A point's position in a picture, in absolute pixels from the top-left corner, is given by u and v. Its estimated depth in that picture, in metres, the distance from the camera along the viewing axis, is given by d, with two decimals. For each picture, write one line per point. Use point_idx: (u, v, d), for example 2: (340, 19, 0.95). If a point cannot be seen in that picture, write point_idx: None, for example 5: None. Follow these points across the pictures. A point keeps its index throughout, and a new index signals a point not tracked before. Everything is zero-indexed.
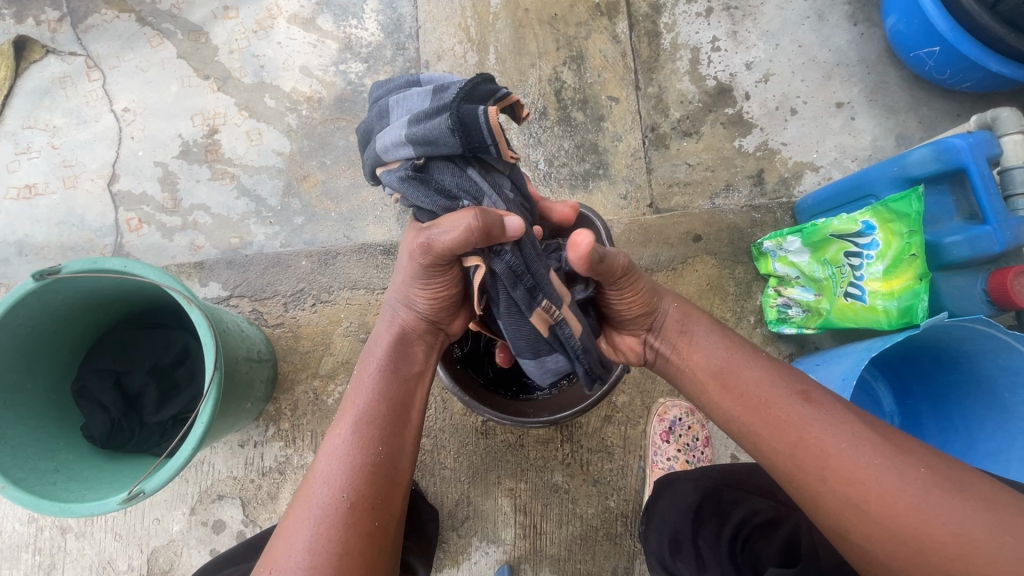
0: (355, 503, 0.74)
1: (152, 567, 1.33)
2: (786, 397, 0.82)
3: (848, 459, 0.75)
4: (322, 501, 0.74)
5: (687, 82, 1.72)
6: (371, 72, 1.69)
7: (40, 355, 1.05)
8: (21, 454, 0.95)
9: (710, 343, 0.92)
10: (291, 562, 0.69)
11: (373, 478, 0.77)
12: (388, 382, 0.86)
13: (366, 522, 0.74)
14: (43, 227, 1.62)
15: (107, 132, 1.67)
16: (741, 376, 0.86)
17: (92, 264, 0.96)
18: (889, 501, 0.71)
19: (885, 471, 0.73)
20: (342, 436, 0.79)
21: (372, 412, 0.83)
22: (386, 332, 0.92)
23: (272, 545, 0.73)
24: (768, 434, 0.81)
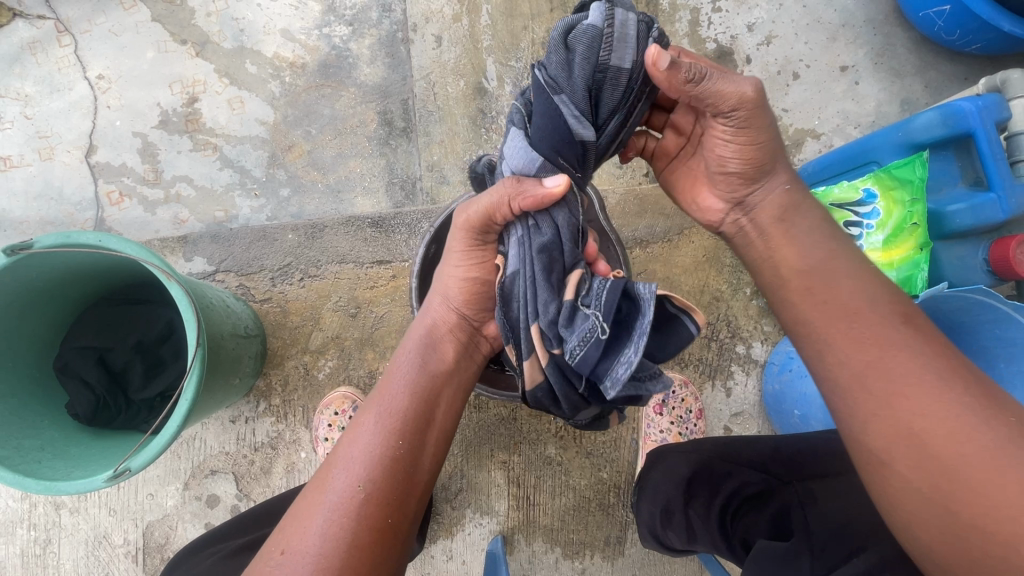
0: (370, 493, 0.71)
1: (147, 541, 1.34)
2: (875, 322, 0.73)
3: (914, 396, 0.66)
4: (340, 487, 0.72)
5: (686, 45, 1.65)
6: (356, 35, 1.62)
7: (18, 333, 1.03)
8: (3, 433, 0.94)
9: (807, 233, 0.85)
10: (300, 545, 0.67)
11: (391, 469, 0.74)
12: (419, 380, 0.84)
13: (378, 517, 0.70)
14: (20, 201, 1.57)
15: (82, 101, 1.60)
16: (834, 284, 0.79)
17: (65, 239, 0.92)
18: (956, 443, 0.63)
19: (963, 420, 0.63)
20: (369, 425, 0.78)
21: (398, 403, 0.81)
22: (416, 332, 0.91)
23: (282, 528, 0.71)
24: (844, 347, 0.74)
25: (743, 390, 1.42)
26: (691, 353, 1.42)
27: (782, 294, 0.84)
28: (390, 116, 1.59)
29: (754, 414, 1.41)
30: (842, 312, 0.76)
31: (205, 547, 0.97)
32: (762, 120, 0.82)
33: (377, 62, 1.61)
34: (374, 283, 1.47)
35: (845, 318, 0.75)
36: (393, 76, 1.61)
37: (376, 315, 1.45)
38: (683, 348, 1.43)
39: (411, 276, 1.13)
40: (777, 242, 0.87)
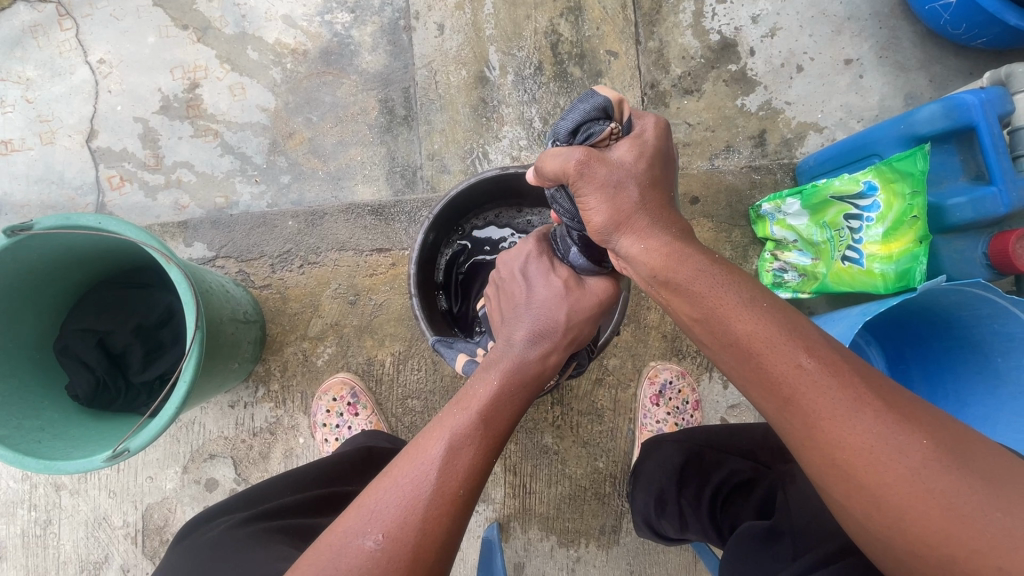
0: (468, 499, 0.68)
1: (146, 523, 1.35)
2: (783, 356, 0.64)
3: (834, 430, 0.60)
4: (442, 485, 0.67)
5: (689, 37, 1.66)
6: (358, 23, 1.61)
7: (20, 314, 1.03)
8: (4, 412, 0.95)
9: (694, 271, 0.69)
10: (400, 532, 0.64)
11: (487, 478, 0.71)
12: (522, 392, 0.78)
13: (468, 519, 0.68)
14: (22, 184, 1.58)
15: (83, 85, 1.60)
16: (729, 321, 0.67)
17: (66, 220, 0.92)
18: (876, 475, 0.58)
19: (885, 450, 0.58)
20: (470, 425, 0.72)
21: (500, 412, 0.75)
22: (532, 345, 0.82)
23: (371, 509, 0.66)
24: (756, 389, 0.66)
25: None
26: (689, 345, 1.42)
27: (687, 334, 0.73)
28: (391, 104, 1.59)
29: (751, 406, 1.41)
30: (745, 347, 0.66)
31: (216, 516, 1.00)
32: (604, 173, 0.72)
33: (379, 49, 1.61)
34: (373, 271, 1.47)
35: (750, 356, 0.66)
36: (395, 63, 1.60)
37: (375, 302, 1.45)
38: (681, 340, 1.43)
39: (410, 265, 1.11)
40: (668, 295, 0.72)
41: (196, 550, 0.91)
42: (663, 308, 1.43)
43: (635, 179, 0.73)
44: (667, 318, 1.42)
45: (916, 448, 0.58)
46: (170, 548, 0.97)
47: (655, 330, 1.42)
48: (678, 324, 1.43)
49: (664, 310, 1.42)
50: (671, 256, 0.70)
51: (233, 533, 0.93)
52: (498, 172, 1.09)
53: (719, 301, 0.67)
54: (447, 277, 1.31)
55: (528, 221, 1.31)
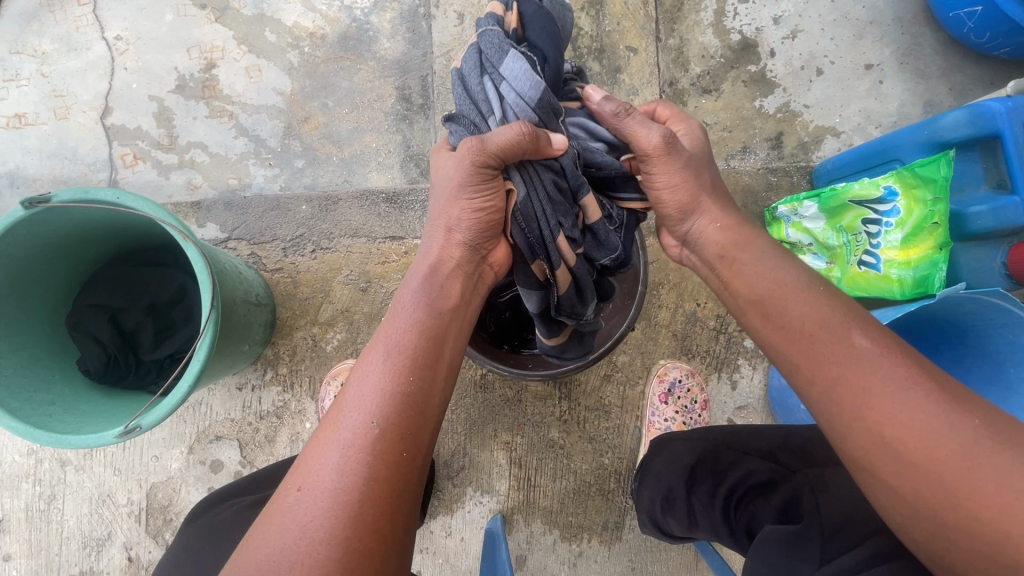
0: (383, 431, 0.68)
1: (151, 502, 1.35)
2: (838, 334, 0.71)
3: (887, 401, 0.66)
4: (351, 425, 0.69)
5: (710, 36, 1.66)
6: (377, 9, 1.61)
7: (33, 287, 1.03)
8: (15, 385, 0.94)
9: (755, 261, 0.81)
10: (315, 483, 0.65)
11: (403, 406, 0.70)
12: (423, 314, 0.79)
13: (394, 451, 0.68)
14: (35, 158, 1.57)
15: (99, 61, 1.59)
16: (786, 303, 0.77)
17: (83, 194, 0.92)
18: (925, 446, 0.62)
19: (935, 421, 0.63)
20: (374, 363, 0.73)
21: (405, 340, 0.76)
22: (421, 264, 0.85)
23: (293, 468, 0.68)
24: (805, 367, 0.73)
25: (749, 383, 1.42)
26: (699, 344, 1.42)
27: (744, 321, 0.83)
28: (408, 92, 1.58)
29: (759, 408, 1.41)
30: (797, 326, 0.74)
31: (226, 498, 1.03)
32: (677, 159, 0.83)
33: (398, 37, 1.60)
34: (386, 259, 1.47)
35: (803, 336, 0.74)
36: (414, 51, 1.60)
37: (386, 290, 1.45)
38: (691, 339, 1.43)
39: None
40: (727, 275, 0.84)
41: (206, 533, 0.95)
42: (674, 306, 1.43)
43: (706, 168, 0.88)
44: (678, 317, 1.42)
45: (965, 423, 0.62)
46: (182, 528, 1.00)
47: (666, 328, 1.42)
48: (689, 323, 1.43)
49: (675, 309, 1.42)
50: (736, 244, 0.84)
51: (248, 512, 0.97)
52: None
53: (778, 288, 0.78)
54: None
55: None
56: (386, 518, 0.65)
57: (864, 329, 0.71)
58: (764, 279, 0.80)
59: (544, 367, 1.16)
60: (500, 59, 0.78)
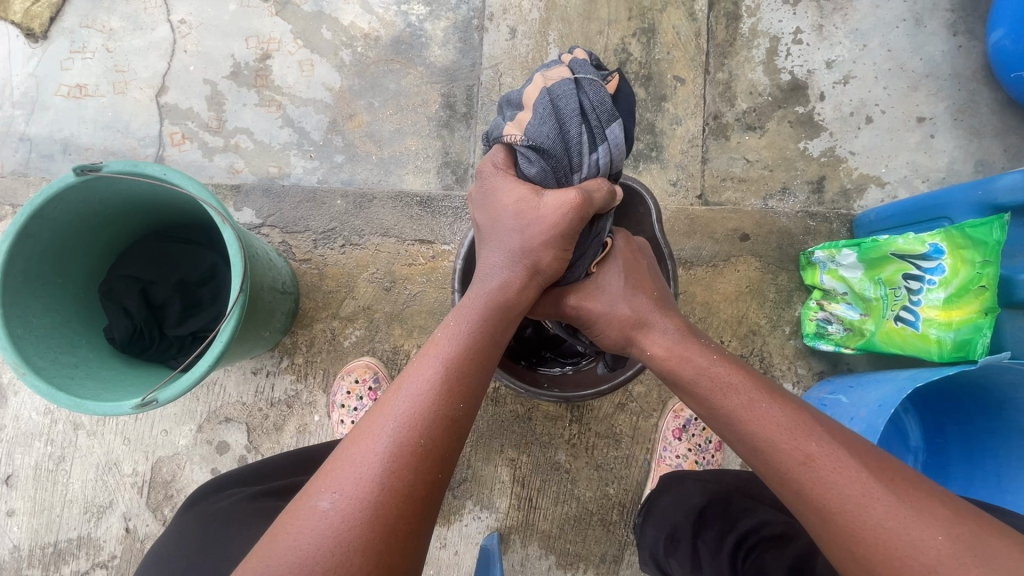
0: (426, 451, 0.69)
1: (154, 476, 1.35)
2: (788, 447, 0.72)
3: (855, 515, 0.65)
4: (395, 436, 0.69)
5: (760, 73, 1.65)
6: (432, 17, 1.64)
7: (73, 252, 1.05)
8: (44, 344, 0.96)
9: (702, 367, 0.83)
10: (355, 491, 0.65)
11: (448, 429, 0.72)
12: (477, 339, 0.80)
13: (432, 472, 0.69)
14: (89, 129, 1.62)
15: (161, 42, 1.65)
16: (731, 414, 0.78)
17: (133, 167, 0.95)
18: (895, 566, 0.62)
19: (902, 537, 0.62)
20: (426, 379, 0.75)
21: (458, 361, 0.78)
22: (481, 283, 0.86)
23: (326, 470, 0.68)
24: (771, 481, 0.73)
25: None
26: None
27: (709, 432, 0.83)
28: (453, 100, 1.60)
29: None
30: (750, 438, 0.75)
31: (228, 486, 1.04)
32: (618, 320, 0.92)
33: (449, 45, 1.63)
34: (413, 261, 1.47)
35: (758, 450, 0.74)
36: (463, 60, 1.62)
37: (410, 292, 1.45)
38: None
39: (457, 260, 1.11)
40: (677, 391, 0.87)
41: (205, 522, 0.94)
42: None
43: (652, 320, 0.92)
44: None
45: (932, 536, 0.62)
46: (177, 513, 0.99)
47: None
48: None
49: None
50: (677, 361, 0.86)
51: (247, 505, 0.99)
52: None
53: (718, 388, 0.81)
54: None
55: None
56: (406, 545, 0.64)
57: (812, 435, 0.72)
58: (705, 389, 0.82)
59: (559, 388, 1.12)
60: (606, 122, 0.88)
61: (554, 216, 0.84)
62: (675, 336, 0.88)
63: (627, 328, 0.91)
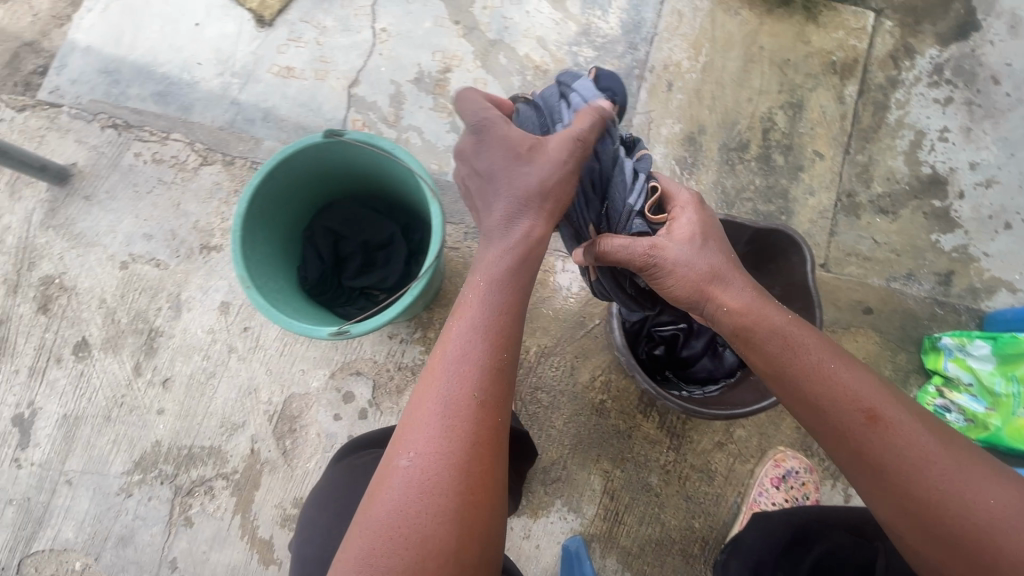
0: (473, 405, 0.82)
1: (285, 409, 1.50)
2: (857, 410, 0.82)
3: (914, 468, 0.77)
4: (444, 399, 0.83)
5: (900, 162, 1.72)
6: (598, 60, 1.83)
7: (296, 198, 1.26)
8: (262, 268, 1.15)
9: (776, 319, 0.90)
10: (423, 449, 0.80)
11: (491, 382, 0.85)
12: (495, 299, 0.90)
13: (491, 419, 0.83)
14: (289, 104, 1.86)
15: (363, 43, 1.91)
16: (803, 370, 0.86)
17: (369, 138, 1.14)
18: (947, 516, 0.75)
19: (958, 488, 0.75)
20: (462, 347, 0.87)
21: (490, 324, 0.89)
22: (502, 246, 0.94)
23: (399, 436, 0.84)
24: (827, 436, 0.84)
25: None
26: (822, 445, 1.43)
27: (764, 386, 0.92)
28: None
29: None
30: (812, 398, 0.85)
31: (368, 445, 1.18)
32: (679, 258, 0.94)
33: None
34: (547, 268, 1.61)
35: (819, 409, 0.84)
36: None
37: None
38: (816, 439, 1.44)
39: None
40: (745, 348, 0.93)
41: (350, 480, 1.09)
42: None
43: (720, 263, 0.94)
44: None
45: (991, 492, 0.74)
46: (330, 466, 1.16)
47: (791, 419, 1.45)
48: None
49: None
50: (750, 323, 0.91)
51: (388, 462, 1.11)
52: (728, 219, 1.17)
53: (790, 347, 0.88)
54: None
55: None
56: (490, 462, 0.82)
57: (888, 402, 0.82)
58: (777, 347, 0.89)
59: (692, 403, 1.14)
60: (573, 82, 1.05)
61: (562, 151, 0.94)
62: (751, 295, 0.94)
63: (701, 282, 0.94)
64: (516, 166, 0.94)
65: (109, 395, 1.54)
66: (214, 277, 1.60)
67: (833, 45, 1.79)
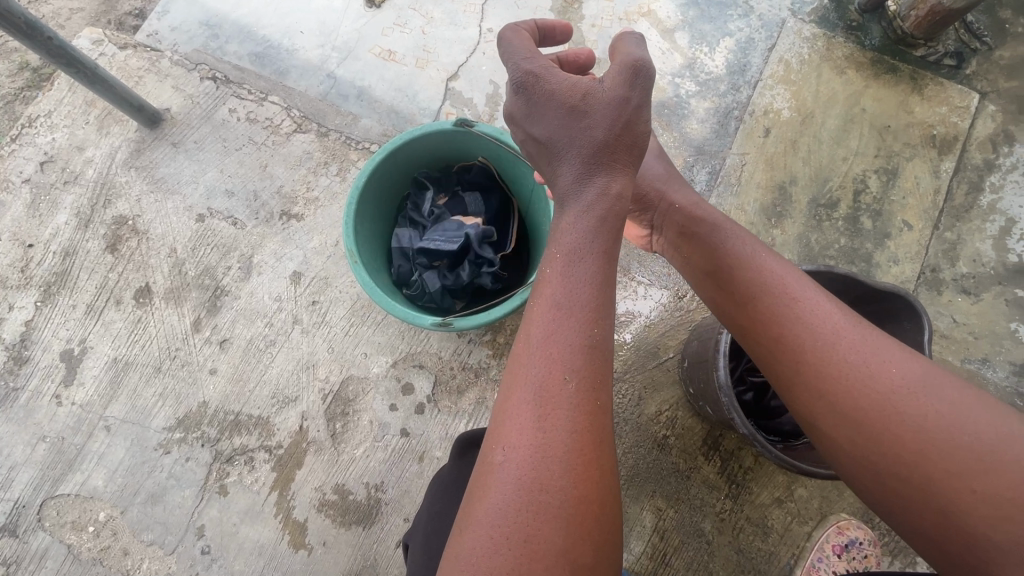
0: (574, 388, 0.70)
1: (341, 390, 1.46)
2: (918, 429, 0.73)
3: (909, 434, 0.73)
4: (540, 382, 0.70)
5: (988, 245, 1.70)
6: (699, 95, 1.83)
7: (403, 181, 1.27)
8: (365, 245, 1.15)
9: (815, 303, 0.87)
10: (523, 444, 0.68)
11: (590, 361, 0.71)
12: (594, 267, 0.75)
13: (590, 404, 0.69)
14: (385, 86, 1.85)
15: (468, 40, 1.91)
16: (824, 351, 0.82)
17: (497, 133, 1.14)
18: (963, 495, 0.69)
19: (963, 458, 0.70)
20: (554, 320, 0.73)
21: (583, 295, 0.73)
22: (589, 211, 0.79)
23: (494, 427, 0.72)
24: (876, 434, 0.76)
25: None
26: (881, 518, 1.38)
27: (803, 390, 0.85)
28: (696, 170, 1.76)
29: None
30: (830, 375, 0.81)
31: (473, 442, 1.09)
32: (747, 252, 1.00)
33: (706, 123, 1.80)
34: None
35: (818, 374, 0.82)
36: (715, 140, 1.79)
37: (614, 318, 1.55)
38: None
39: None
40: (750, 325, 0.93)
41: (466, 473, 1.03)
42: None
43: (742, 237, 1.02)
44: None
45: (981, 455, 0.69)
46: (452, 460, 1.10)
47: None
48: None
49: None
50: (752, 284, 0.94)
51: None
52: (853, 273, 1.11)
53: (858, 367, 0.80)
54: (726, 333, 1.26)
55: None
56: (605, 480, 0.69)
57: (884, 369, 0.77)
58: (787, 315, 0.88)
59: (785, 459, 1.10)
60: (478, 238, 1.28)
61: (608, 85, 0.81)
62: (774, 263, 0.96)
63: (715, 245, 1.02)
64: (572, 122, 0.82)
65: (164, 346, 1.50)
66: (291, 245, 1.57)
67: (935, 119, 1.79)
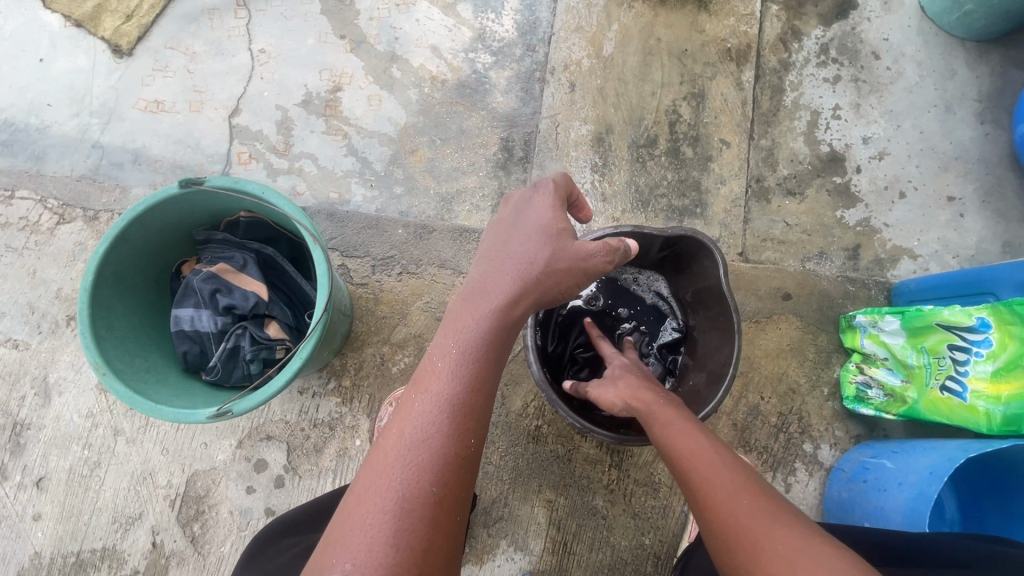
0: (435, 500, 0.70)
1: (188, 489, 1.34)
2: (728, 474, 0.80)
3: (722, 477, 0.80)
4: (403, 491, 0.69)
5: (801, 143, 1.75)
6: (497, 66, 1.75)
7: (157, 256, 1.11)
8: (122, 347, 1.00)
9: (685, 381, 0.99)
10: (368, 559, 0.64)
11: (456, 471, 0.73)
12: (477, 369, 0.80)
13: (447, 520, 0.70)
14: (160, 141, 1.66)
15: (240, 68, 1.73)
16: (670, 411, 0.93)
17: (234, 183, 1.01)
18: (750, 525, 0.73)
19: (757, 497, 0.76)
20: (429, 419, 0.75)
21: (462, 398, 0.77)
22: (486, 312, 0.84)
23: (339, 534, 0.67)
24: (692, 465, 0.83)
25: (803, 489, 1.43)
26: (758, 439, 1.45)
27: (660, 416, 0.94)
28: (512, 144, 1.69)
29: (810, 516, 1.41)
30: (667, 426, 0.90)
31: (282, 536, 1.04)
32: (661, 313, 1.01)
33: (511, 93, 1.73)
34: None
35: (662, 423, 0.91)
36: (524, 108, 1.72)
37: None
38: (750, 433, 1.45)
39: None
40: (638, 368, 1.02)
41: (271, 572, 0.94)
42: (738, 397, 1.48)
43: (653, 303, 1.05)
44: (740, 408, 1.46)
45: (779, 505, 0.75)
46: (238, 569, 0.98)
47: (726, 416, 1.46)
48: (750, 416, 1.46)
49: (739, 399, 1.47)
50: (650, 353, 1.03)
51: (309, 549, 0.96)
52: (636, 227, 1.10)
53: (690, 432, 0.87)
54: (548, 318, 1.27)
55: (633, 277, 1.33)
56: None
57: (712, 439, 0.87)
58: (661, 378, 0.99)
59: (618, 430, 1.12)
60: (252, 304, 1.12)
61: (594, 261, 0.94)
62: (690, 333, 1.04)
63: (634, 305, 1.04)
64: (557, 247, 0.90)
65: None
66: None
67: (727, 32, 1.80)
